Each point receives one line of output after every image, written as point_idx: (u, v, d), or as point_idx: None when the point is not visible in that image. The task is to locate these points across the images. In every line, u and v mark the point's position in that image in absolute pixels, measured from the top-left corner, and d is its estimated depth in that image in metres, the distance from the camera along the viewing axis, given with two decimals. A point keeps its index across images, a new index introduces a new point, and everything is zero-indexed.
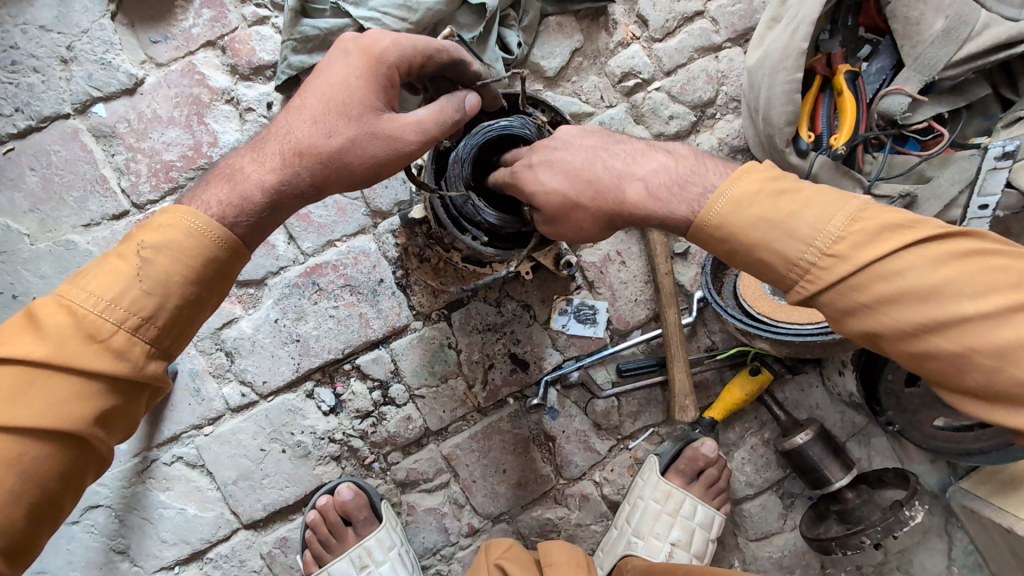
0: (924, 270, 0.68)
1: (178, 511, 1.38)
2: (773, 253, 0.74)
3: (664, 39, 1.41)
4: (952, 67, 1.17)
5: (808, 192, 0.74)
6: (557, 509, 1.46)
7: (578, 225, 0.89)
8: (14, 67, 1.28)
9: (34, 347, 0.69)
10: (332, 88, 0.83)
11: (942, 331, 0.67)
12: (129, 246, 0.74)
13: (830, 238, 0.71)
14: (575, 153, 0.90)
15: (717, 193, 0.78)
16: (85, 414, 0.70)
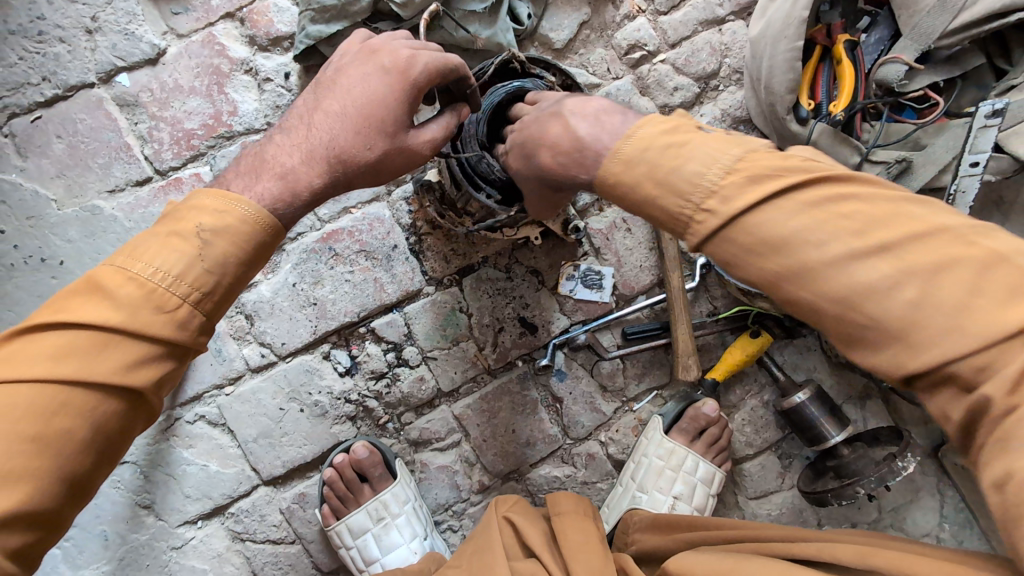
0: (784, 220, 0.66)
1: (201, 467, 1.44)
2: (658, 210, 0.73)
3: (669, 12, 1.45)
4: (947, 37, 1.21)
5: (702, 144, 0.71)
6: (564, 468, 1.52)
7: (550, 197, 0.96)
8: (40, 37, 1.32)
9: (107, 312, 0.71)
10: (370, 102, 0.87)
11: (797, 281, 0.66)
12: (185, 227, 0.76)
13: (705, 193, 0.69)
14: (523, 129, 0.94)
15: (610, 154, 0.77)
16: (149, 377, 0.74)
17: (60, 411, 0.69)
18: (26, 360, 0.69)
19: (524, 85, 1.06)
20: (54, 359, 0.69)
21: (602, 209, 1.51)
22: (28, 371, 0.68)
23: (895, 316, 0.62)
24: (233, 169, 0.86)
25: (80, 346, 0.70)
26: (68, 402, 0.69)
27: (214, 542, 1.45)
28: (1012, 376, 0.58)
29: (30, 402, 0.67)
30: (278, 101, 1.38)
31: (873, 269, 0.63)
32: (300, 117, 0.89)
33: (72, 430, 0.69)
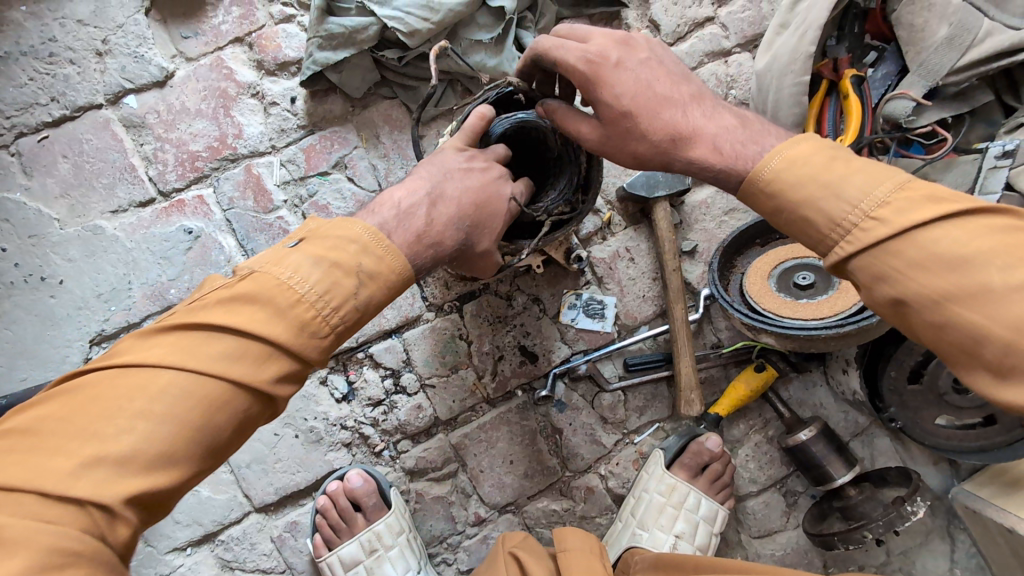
0: (961, 240, 0.68)
1: (193, 492, 1.41)
2: (817, 212, 0.75)
3: (675, 43, 1.43)
4: (955, 74, 1.19)
5: (863, 161, 0.75)
6: (562, 501, 1.48)
7: (633, 153, 0.87)
8: (51, 58, 1.33)
9: (275, 326, 0.72)
10: (504, 216, 0.95)
11: (969, 300, 0.66)
12: (345, 256, 0.78)
13: (875, 201, 0.71)
14: (629, 83, 0.85)
15: (772, 152, 0.79)
16: (284, 391, 0.75)
17: (211, 409, 0.69)
18: (193, 353, 0.69)
19: (528, 116, 1.02)
20: (219, 360, 0.70)
21: (605, 238, 1.50)
22: (196, 366, 0.69)
23: None
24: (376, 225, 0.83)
25: (245, 352, 0.71)
26: (219, 401, 0.70)
27: (202, 570, 1.41)
28: None
29: (194, 394, 0.68)
30: (283, 125, 1.39)
31: None
32: (450, 180, 0.90)
33: (215, 428, 0.70)
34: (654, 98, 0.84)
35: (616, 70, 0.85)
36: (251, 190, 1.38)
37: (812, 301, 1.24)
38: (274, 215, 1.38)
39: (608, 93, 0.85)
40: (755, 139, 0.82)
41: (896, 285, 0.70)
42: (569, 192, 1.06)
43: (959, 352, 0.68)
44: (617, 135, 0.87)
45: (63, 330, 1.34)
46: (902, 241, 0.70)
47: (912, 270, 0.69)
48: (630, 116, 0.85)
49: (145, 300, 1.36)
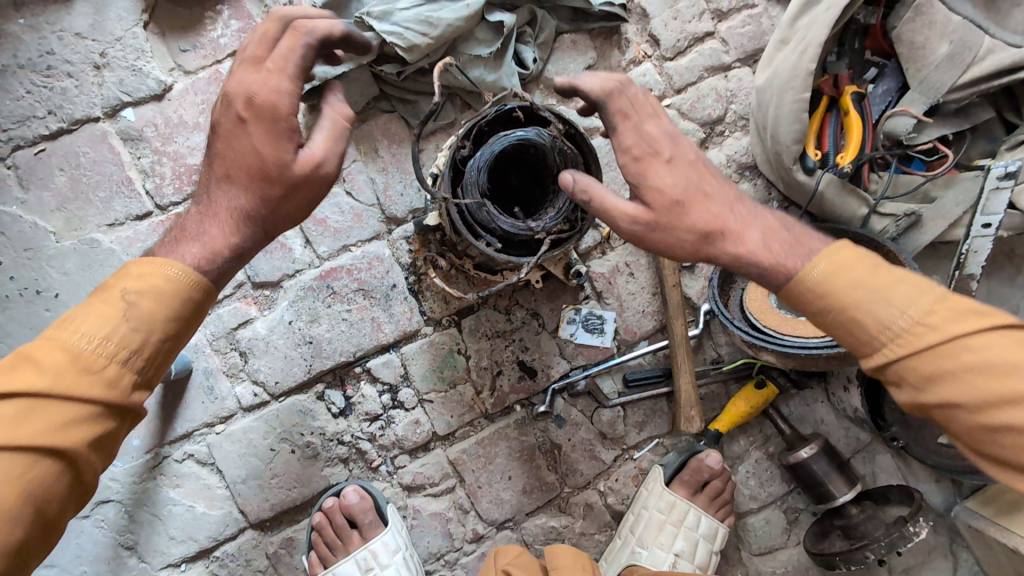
0: (1003, 349, 0.75)
1: (187, 508, 1.40)
2: (866, 316, 0.79)
3: (675, 58, 1.42)
4: (956, 91, 1.19)
5: (902, 271, 0.81)
6: (561, 517, 1.47)
7: (677, 242, 0.86)
8: (49, 71, 1.33)
9: (33, 379, 0.72)
10: (248, 157, 0.84)
11: (1017, 405, 0.73)
12: (125, 285, 0.79)
13: (922, 310, 0.78)
14: (686, 175, 0.86)
15: (821, 257, 0.83)
16: (79, 437, 0.75)
17: None
18: None
19: (526, 134, 1.00)
20: None
21: (605, 252, 1.48)
22: None
23: None
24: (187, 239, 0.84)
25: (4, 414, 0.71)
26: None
27: None
28: None
29: None
30: None
31: None
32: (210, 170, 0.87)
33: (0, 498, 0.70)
34: (710, 194, 0.86)
35: (668, 166, 0.87)
36: None
37: None
38: None
39: (655, 182, 0.85)
40: (795, 245, 0.85)
41: (948, 387, 0.76)
42: (567, 210, 1.04)
43: (1012, 450, 0.74)
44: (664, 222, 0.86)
45: None
46: (950, 347, 0.76)
47: (960, 376, 0.75)
48: (680, 206, 0.85)
49: None
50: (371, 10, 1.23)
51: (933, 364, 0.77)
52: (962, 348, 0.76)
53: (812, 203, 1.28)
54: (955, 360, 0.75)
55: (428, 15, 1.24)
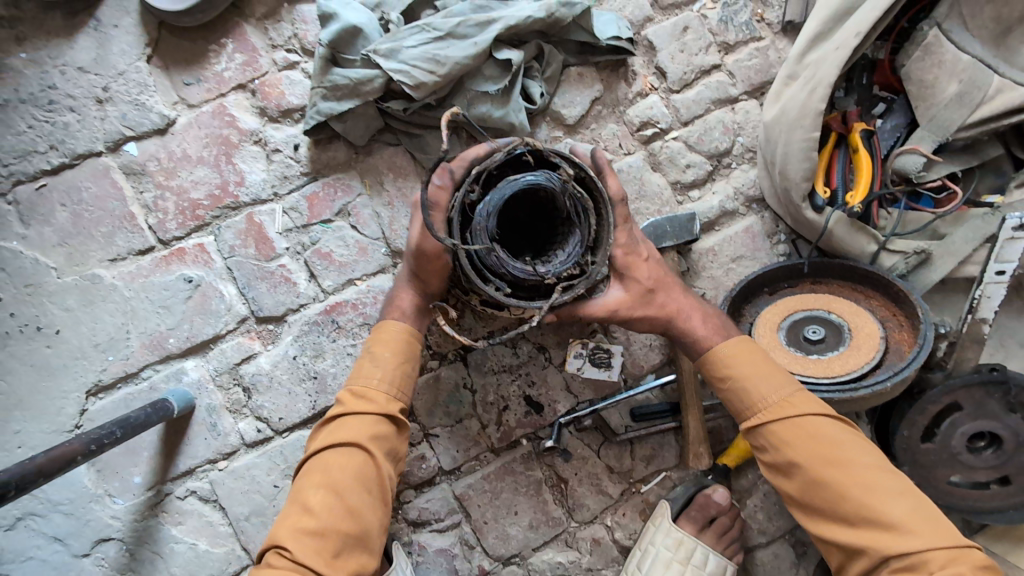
0: (833, 429, 1.03)
1: (190, 546, 1.38)
2: (750, 389, 1.09)
3: (682, 90, 1.42)
4: (965, 129, 1.19)
5: (780, 369, 1.12)
6: (568, 552, 1.45)
7: (647, 323, 1.14)
8: (51, 106, 1.32)
9: (351, 418, 1.09)
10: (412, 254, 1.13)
11: (835, 465, 1.00)
12: (379, 350, 1.15)
13: (788, 394, 1.07)
14: (655, 274, 1.14)
15: (733, 343, 1.13)
16: (374, 441, 1.08)
17: (336, 484, 1.03)
18: (313, 465, 1.07)
19: (537, 177, 1.00)
20: (328, 450, 1.07)
21: None
22: (320, 468, 1.06)
23: (896, 515, 0.94)
24: (394, 319, 1.19)
25: (339, 438, 1.07)
26: (340, 470, 1.04)
27: None
28: (942, 559, 0.90)
29: (327, 478, 1.04)
30: (286, 172, 1.37)
31: (883, 476, 0.98)
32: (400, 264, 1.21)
33: (349, 493, 1.03)
34: (669, 286, 1.15)
35: (646, 263, 1.13)
36: (252, 238, 1.36)
37: (823, 356, 1.22)
38: (276, 262, 1.37)
39: (641, 278, 1.12)
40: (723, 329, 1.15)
41: (792, 447, 1.03)
42: (579, 253, 1.04)
43: (835, 506, 0.99)
44: (642, 305, 1.12)
45: (59, 381, 1.32)
46: (798, 419, 1.05)
47: (803, 444, 1.03)
48: (653, 293, 1.13)
49: (143, 349, 1.35)
50: (378, 48, 1.24)
51: (788, 430, 1.05)
52: (808, 423, 1.04)
53: (822, 240, 1.27)
54: (801, 429, 1.04)
55: (434, 53, 1.24)
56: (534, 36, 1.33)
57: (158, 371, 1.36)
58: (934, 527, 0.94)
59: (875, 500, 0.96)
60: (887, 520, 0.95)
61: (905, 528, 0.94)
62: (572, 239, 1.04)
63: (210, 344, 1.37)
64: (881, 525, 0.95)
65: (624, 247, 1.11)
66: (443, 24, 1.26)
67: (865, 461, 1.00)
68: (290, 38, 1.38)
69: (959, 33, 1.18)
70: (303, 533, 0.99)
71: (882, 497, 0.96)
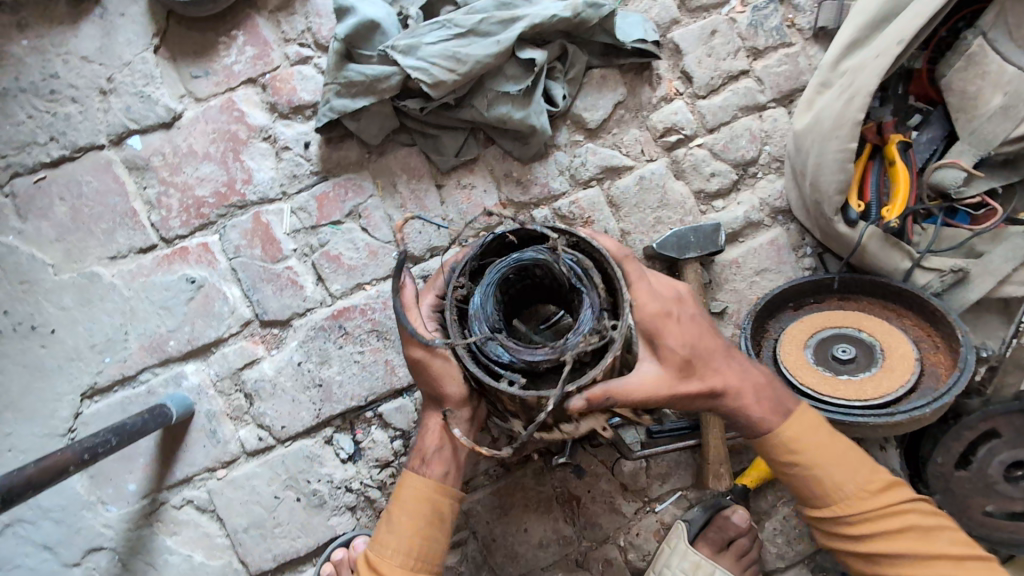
0: (916, 517, 0.96)
1: (184, 557, 1.32)
2: (822, 477, 0.98)
3: (708, 96, 1.37)
4: (1009, 144, 1.13)
5: (850, 447, 1.00)
6: (579, 573, 1.38)
7: (688, 393, 0.98)
8: (53, 96, 1.27)
9: (409, 510, 1.07)
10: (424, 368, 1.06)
11: (919, 559, 0.94)
12: (396, 512, 1.08)
13: (863, 481, 0.98)
14: (686, 336, 0.98)
15: (786, 422, 1.00)
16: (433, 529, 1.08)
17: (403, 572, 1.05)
18: (380, 553, 1.07)
19: (527, 254, 0.94)
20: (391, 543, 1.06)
21: None
22: (387, 559, 1.05)
23: None
24: (415, 469, 1.11)
25: (401, 533, 1.06)
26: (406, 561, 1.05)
27: None
28: None
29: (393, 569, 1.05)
30: (295, 171, 1.32)
31: (967, 564, 0.93)
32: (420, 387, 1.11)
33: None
34: (704, 350, 0.99)
35: (676, 325, 0.98)
36: (258, 238, 1.31)
37: (854, 377, 1.16)
38: (282, 264, 1.32)
39: (671, 344, 0.97)
40: (779, 403, 1.02)
41: (873, 543, 0.96)
42: (596, 322, 0.89)
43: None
44: (681, 376, 0.97)
45: (53, 382, 1.27)
46: (879, 510, 0.96)
47: (884, 538, 0.95)
48: (689, 362, 0.97)
49: (142, 352, 1.29)
50: (397, 44, 1.19)
51: (869, 526, 0.96)
52: (883, 514, 0.96)
53: (853, 255, 1.22)
54: (885, 525, 0.95)
55: (455, 51, 1.19)
56: (557, 36, 1.28)
57: (157, 375, 1.30)
58: None
59: None
60: None
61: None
62: (582, 303, 0.92)
63: (212, 347, 1.32)
64: None
65: (650, 312, 0.97)
66: (465, 21, 1.21)
67: (943, 550, 0.93)
68: (303, 32, 1.33)
69: (1004, 44, 1.12)
70: None
71: None
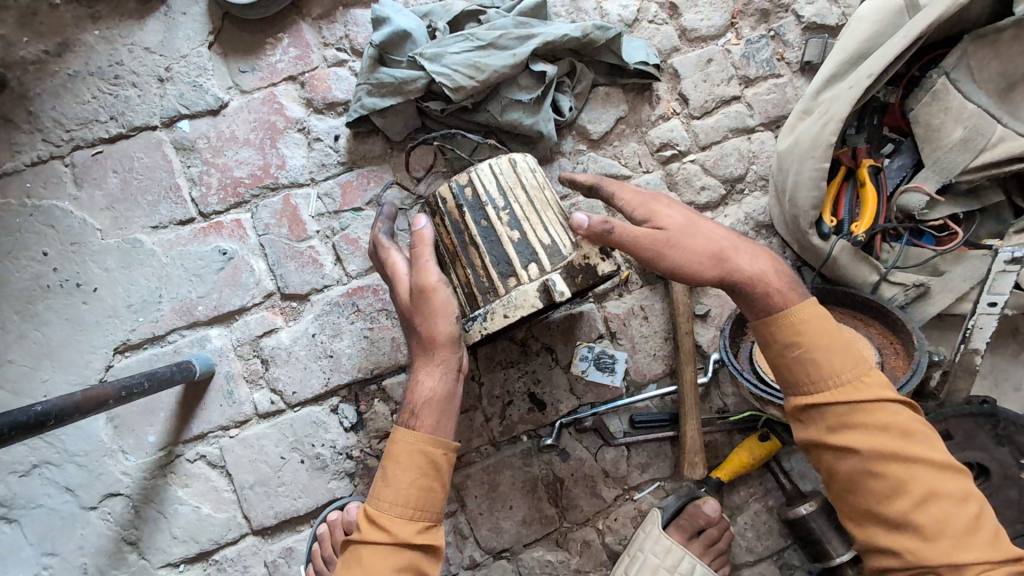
0: (903, 419, 0.94)
1: (193, 509, 1.43)
2: (820, 361, 0.97)
3: (701, 117, 1.50)
4: (968, 173, 1.26)
5: (851, 345, 0.99)
6: (558, 552, 1.48)
7: (692, 261, 1.03)
8: (116, 80, 1.42)
9: (409, 452, 1.07)
10: (416, 302, 1.15)
11: (900, 462, 0.91)
12: (392, 468, 1.06)
13: (857, 374, 0.97)
14: (681, 216, 1.07)
15: (794, 304, 1.01)
16: (434, 461, 1.07)
17: (411, 507, 1.04)
18: (387, 502, 1.04)
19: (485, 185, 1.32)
20: (394, 493, 1.04)
21: (622, 294, 1.54)
22: (392, 503, 1.04)
23: (957, 528, 0.88)
24: (405, 423, 1.10)
25: (400, 474, 1.05)
26: (415, 496, 1.05)
27: None
28: None
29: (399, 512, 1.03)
30: (324, 160, 1.46)
31: (949, 483, 0.91)
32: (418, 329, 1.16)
33: (420, 514, 1.05)
34: (704, 225, 1.06)
35: (671, 207, 1.08)
36: (286, 219, 1.45)
37: None
38: (306, 244, 1.45)
39: (667, 218, 1.06)
40: (793, 286, 1.03)
41: (852, 438, 0.94)
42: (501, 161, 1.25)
43: (874, 501, 0.93)
44: (680, 240, 1.04)
45: (90, 336, 1.39)
46: (869, 403, 0.95)
47: (871, 432, 0.93)
48: (688, 231, 1.05)
49: (172, 314, 1.42)
50: (424, 52, 1.34)
51: (853, 415, 0.95)
52: (874, 411, 0.95)
53: (825, 267, 1.34)
54: (871, 417, 0.94)
55: (476, 61, 1.33)
56: (568, 54, 1.43)
57: (184, 336, 1.42)
58: (986, 541, 0.88)
59: (933, 511, 0.89)
60: (942, 533, 0.88)
61: (945, 538, 0.88)
62: None
63: (235, 315, 1.44)
64: (930, 534, 0.89)
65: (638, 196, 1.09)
66: (486, 35, 1.36)
67: (924, 456, 0.91)
68: (341, 38, 1.49)
69: (967, 83, 1.26)
70: (392, 555, 1.01)
71: (943, 509, 0.89)
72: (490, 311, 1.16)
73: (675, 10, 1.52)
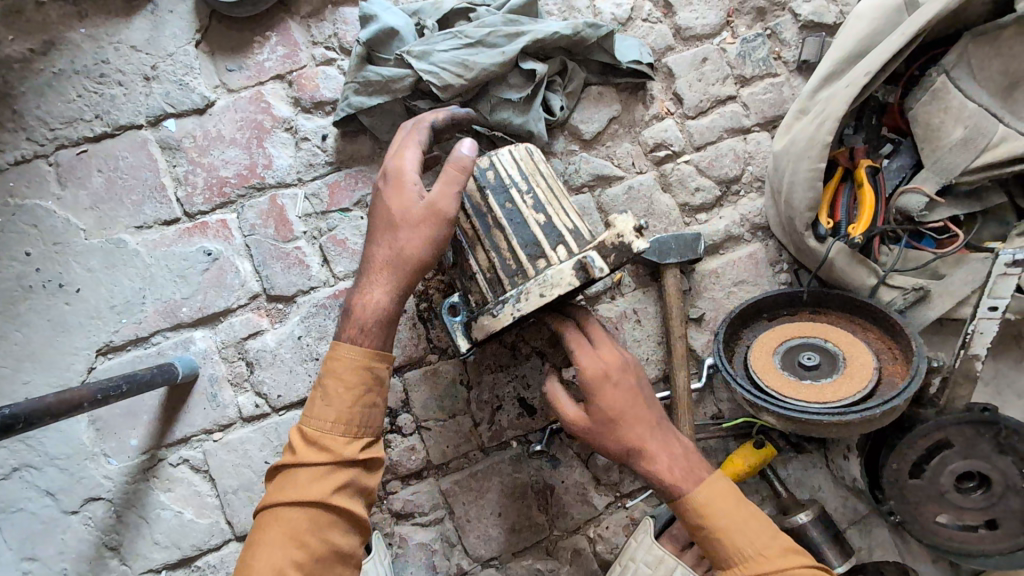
0: None
1: (175, 514, 1.40)
2: (722, 538, 1.05)
3: (696, 117, 1.48)
4: (969, 174, 1.23)
5: (754, 521, 1.06)
6: (547, 561, 1.44)
7: (609, 447, 1.09)
8: (101, 79, 1.40)
9: (346, 369, 1.03)
10: (398, 207, 1.07)
11: None
12: (332, 385, 1.03)
13: (759, 552, 1.03)
14: (631, 371, 1.11)
15: (697, 496, 1.07)
16: (372, 380, 1.04)
17: (343, 425, 1.02)
18: (320, 420, 1.02)
19: None
20: (327, 412, 1.02)
21: (614, 297, 1.45)
22: (327, 421, 1.01)
23: None
24: (349, 338, 1.05)
25: (336, 391, 1.03)
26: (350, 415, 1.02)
27: None
28: None
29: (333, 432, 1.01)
30: (312, 160, 1.44)
31: None
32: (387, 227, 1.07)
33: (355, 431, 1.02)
34: (650, 399, 1.11)
35: (623, 385, 1.09)
36: (273, 219, 1.42)
37: (817, 382, 1.23)
38: (292, 244, 1.43)
39: (611, 392, 1.08)
40: (693, 471, 1.09)
41: None
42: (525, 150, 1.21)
43: None
44: (615, 417, 1.08)
45: (72, 337, 1.37)
46: None
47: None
48: (637, 404, 1.09)
49: (156, 316, 1.39)
50: (411, 50, 1.32)
51: None
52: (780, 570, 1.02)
53: (822, 269, 1.30)
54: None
55: (464, 59, 1.31)
56: (559, 52, 1.40)
57: (168, 338, 1.40)
58: None
59: None
60: None
61: None
62: None
63: (220, 316, 1.42)
64: None
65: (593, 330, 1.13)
66: (475, 33, 1.33)
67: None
68: (330, 37, 1.47)
69: (967, 82, 1.23)
70: (326, 480, 0.99)
71: None
72: (524, 290, 1.06)
73: (669, 8, 1.50)
